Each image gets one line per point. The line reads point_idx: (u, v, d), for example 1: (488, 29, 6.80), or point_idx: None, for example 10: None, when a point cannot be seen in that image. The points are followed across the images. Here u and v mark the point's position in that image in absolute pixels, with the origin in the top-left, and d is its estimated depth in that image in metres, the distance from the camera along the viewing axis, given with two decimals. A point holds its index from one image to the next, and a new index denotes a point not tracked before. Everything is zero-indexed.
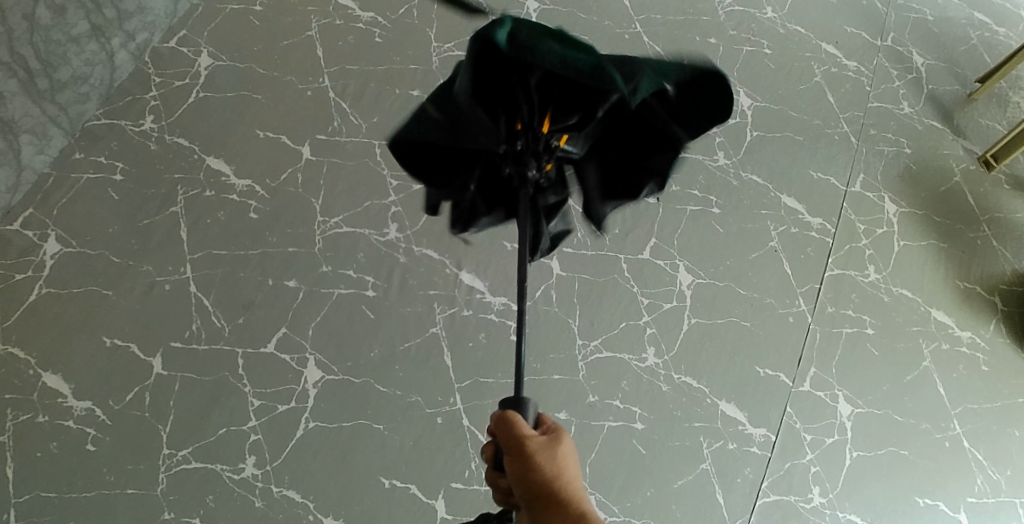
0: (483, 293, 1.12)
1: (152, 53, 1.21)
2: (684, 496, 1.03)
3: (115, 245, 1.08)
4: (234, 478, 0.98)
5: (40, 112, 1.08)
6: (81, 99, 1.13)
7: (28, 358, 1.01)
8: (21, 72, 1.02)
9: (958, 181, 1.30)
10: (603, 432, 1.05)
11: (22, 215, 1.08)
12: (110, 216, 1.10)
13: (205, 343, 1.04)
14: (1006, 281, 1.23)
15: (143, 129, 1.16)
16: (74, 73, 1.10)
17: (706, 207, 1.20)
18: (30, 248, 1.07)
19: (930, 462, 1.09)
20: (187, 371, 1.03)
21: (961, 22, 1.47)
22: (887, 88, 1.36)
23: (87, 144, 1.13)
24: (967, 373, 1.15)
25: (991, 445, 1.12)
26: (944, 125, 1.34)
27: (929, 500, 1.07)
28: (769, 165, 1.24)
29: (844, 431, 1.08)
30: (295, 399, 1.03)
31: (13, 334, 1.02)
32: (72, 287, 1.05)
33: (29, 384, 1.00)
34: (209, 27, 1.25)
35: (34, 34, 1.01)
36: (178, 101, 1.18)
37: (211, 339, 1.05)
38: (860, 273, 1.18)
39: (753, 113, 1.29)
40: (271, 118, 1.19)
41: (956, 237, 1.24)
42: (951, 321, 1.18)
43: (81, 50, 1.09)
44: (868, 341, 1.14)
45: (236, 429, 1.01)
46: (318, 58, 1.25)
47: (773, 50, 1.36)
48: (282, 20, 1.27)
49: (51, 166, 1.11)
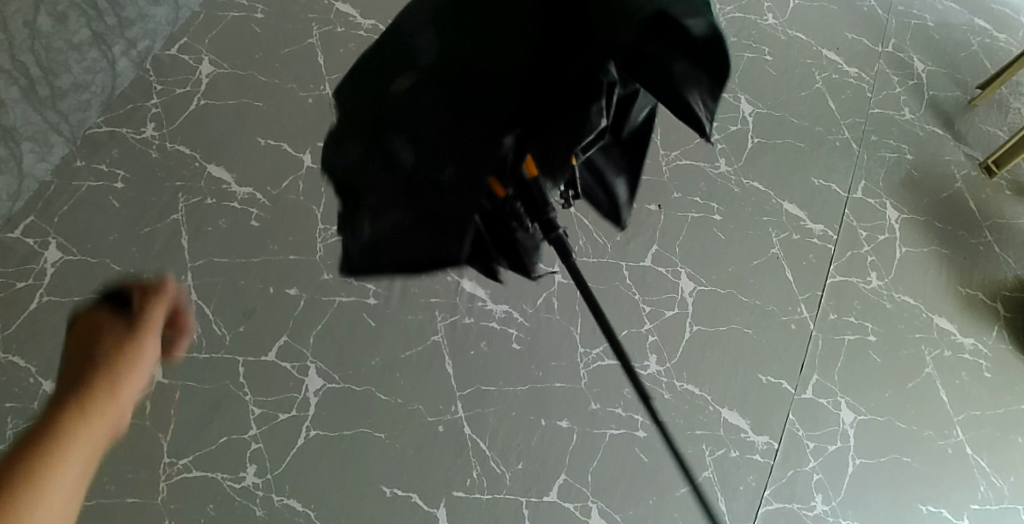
0: (484, 300, 1.12)
1: (154, 61, 1.21)
2: (686, 503, 1.02)
3: (115, 252, 1.08)
4: (235, 487, 0.98)
5: (41, 120, 1.08)
6: (82, 106, 1.13)
7: (28, 365, 1.01)
8: (23, 79, 1.02)
9: (959, 187, 1.30)
10: (605, 440, 1.05)
11: (23, 223, 1.08)
12: (110, 224, 1.10)
13: (206, 352, 1.04)
14: (1008, 287, 1.23)
15: (143, 137, 1.16)
16: (74, 80, 1.10)
17: (707, 214, 1.22)
18: (31, 255, 1.07)
19: (934, 469, 1.08)
20: (188, 379, 1.02)
21: (962, 28, 1.47)
22: (888, 94, 1.36)
23: (87, 152, 1.13)
24: (970, 379, 1.15)
25: (994, 453, 1.11)
26: (945, 131, 1.34)
27: (932, 508, 1.06)
28: (770, 173, 1.25)
29: (847, 438, 1.08)
30: (296, 407, 1.03)
31: (13, 342, 1.02)
32: (74, 294, 1.05)
33: (29, 391, 0.99)
34: (210, 34, 1.25)
35: (35, 41, 1.02)
36: (179, 109, 1.18)
37: (211, 347, 1.04)
38: (862, 279, 1.17)
39: (753, 120, 1.30)
40: (273, 125, 1.19)
41: (958, 243, 1.24)
42: (954, 328, 1.18)
43: (82, 57, 1.10)
44: (869, 348, 1.13)
45: (237, 437, 1.00)
46: (319, 65, 1.25)
47: (773, 58, 1.37)
48: (284, 28, 1.28)
49: (52, 174, 1.11)
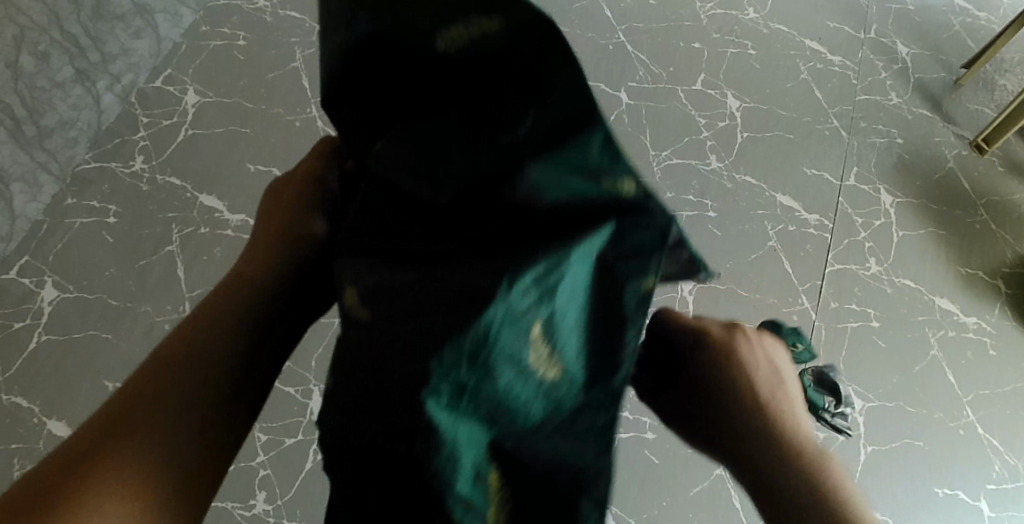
0: None
1: (138, 94, 1.20)
2: (700, 502, 1.01)
3: (112, 287, 1.06)
4: (246, 515, 0.95)
5: (29, 160, 1.07)
6: (68, 144, 1.12)
7: (33, 406, 0.98)
8: (7, 119, 1.02)
9: (952, 167, 1.29)
10: (615, 443, 1.04)
11: (17, 264, 1.07)
12: (105, 258, 1.08)
13: (293, 387, 1.01)
14: (1008, 264, 1.22)
15: (132, 170, 1.15)
16: (61, 118, 1.09)
17: (701, 210, 1.21)
18: (27, 296, 1.05)
19: (947, 452, 1.07)
20: (277, 420, 0.99)
21: (942, 9, 1.47)
22: (875, 80, 1.36)
23: (78, 190, 1.12)
24: (976, 358, 1.14)
25: (1005, 430, 1.09)
26: (934, 113, 1.34)
27: (948, 491, 1.05)
28: (760, 166, 1.24)
29: (857, 426, 1.07)
30: (303, 431, 0.99)
31: (15, 383, 0.99)
32: (73, 331, 1.03)
33: (34, 433, 0.97)
34: (194, 64, 1.24)
35: (18, 81, 1.02)
36: (167, 140, 1.17)
37: (300, 382, 1.01)
38: (861, 266, 1.18)
39: (741, 114, 1.29)
40: (261, 151, 1.18)
41: (954, 224, 1.24)
42: (956, 308, 1.17)
43: (66, 94, 1.09)
44: (873, 333, 1.13)
45: (246, 465, 0.97)
46: (305, 88, 1.23)
47: (757, 51, 1.37)
48: (266, 52, 1.26)
49: (43, 213, 1.10)
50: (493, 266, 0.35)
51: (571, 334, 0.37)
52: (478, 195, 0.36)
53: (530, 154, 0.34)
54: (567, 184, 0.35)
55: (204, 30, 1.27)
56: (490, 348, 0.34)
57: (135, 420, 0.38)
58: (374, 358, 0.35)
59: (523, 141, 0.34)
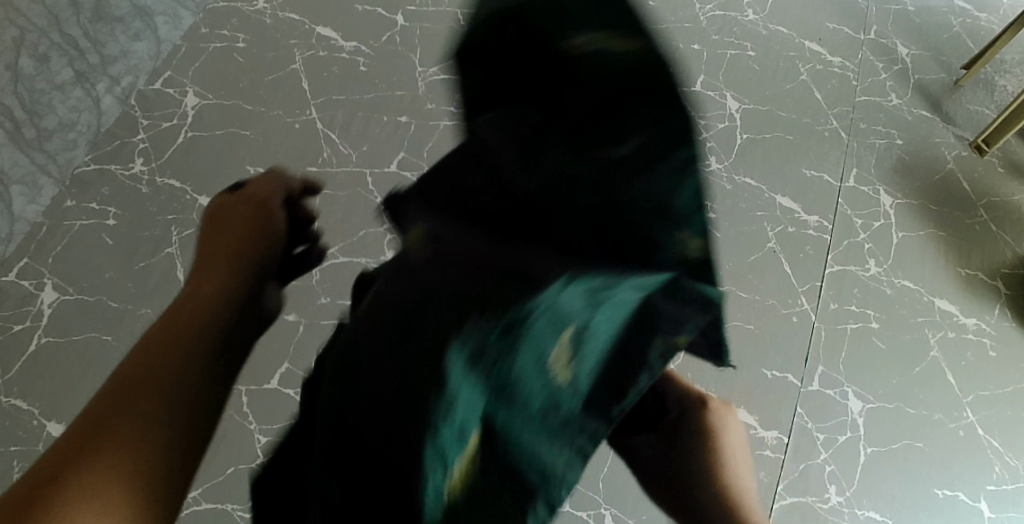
0: None
1: (138, 96, 1.21)
2: None
3: (111, 288, 1.05)
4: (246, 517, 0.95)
5: (29, 162, 1.12)
6: (69, 146, 1.15)
7: (32, 407, 0.99)
8: (6, 120, 1.10)
9: (952, 167, 1.30)
10: None
11: (18, 265, 1.08)
12: (104, 261, 1.08)
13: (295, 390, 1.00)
14: (1007, 265, 1.22)
15: (132, 173, 1.15)
16: (60, 120, 1.15)
17: None
18: (27, 298, 1.05)
19: (947, 453, 1.07)
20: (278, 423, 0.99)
21: (942, 10, 1.47)
22: (875, 81, 1.32)
23: (78, 192, 1.13)
24: (976, 359, 1.14)
25: (1005, 432, 1.09)
26: (933, 113, 1.35)
27: (948, 492, 1.04)
28: (759, 166, 1.24)
29: (858, 427, 1.05)
30: None
31: (15, 386, 1.00)
32: (73, 334, 1.03)
33: (34, 435, 0.97)
34: (193, 66, 1.24)
35: (17, 84, 1.11)
36: (167, 142, 1.17)
37: None
38: (860, 267, 1.17)
39: (741, 116, 1.30)
40: (256, 152, 1.15)
41: (954, 226, 1.24)
42: (956, 309, 1.17)
43: (65, 97, 1.16)
44: (874, 336, 1.12)
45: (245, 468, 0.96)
46: (304, 89, 1.23)
47: (757, 53, 1.39)
48: (266, 55, 1.26)
49: (43, 215, 1.11)
50: (559, 257, 0.37)
51: (595, 344, 0.39)
52: (559, 197, 0.36)
53: (629, 177, 0.36)
54: (654, 223, 0.37)
55: (204, 32, 1.27)
56: (520, 327, 0.35)
57: (134, 417, 0.35)
58: (413, 320, 0.35)
59: (621, 163, 0.36)
